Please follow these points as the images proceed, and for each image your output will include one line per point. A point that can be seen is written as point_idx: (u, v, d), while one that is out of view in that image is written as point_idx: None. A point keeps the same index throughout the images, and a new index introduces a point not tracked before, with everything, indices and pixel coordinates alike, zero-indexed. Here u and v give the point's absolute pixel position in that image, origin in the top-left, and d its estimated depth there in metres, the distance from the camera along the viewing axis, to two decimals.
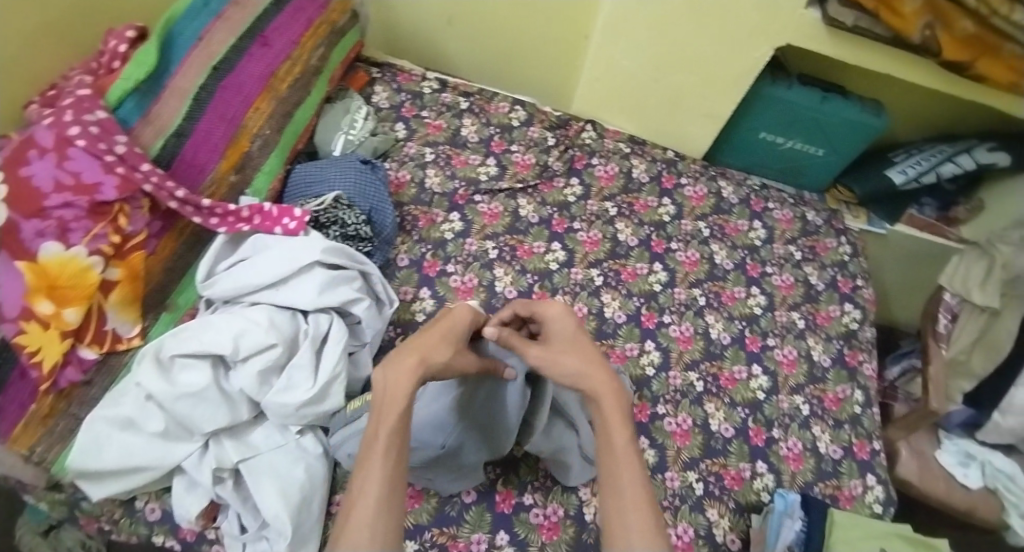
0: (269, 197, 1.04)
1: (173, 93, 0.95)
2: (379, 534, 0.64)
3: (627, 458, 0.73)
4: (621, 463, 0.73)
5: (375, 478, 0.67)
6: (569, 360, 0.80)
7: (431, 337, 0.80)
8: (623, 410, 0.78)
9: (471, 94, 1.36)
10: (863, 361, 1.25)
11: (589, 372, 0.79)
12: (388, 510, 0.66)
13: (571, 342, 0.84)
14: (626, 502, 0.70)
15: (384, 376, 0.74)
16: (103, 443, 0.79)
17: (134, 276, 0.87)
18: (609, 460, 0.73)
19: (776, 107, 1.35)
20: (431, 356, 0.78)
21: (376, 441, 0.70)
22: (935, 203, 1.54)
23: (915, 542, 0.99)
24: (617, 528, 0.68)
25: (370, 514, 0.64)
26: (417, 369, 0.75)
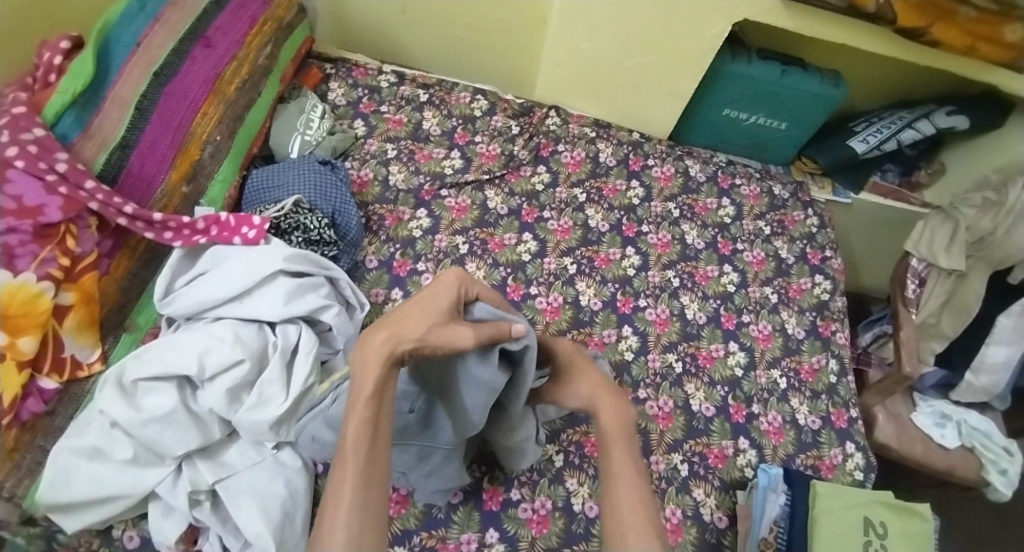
0: (226, 205, 1.01)
1: (114, 104, 0.90)
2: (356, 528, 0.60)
3: (627, 464, 0.77)
4: (619, 472, 0.76)
5: (348, 470, 0.63)
6: (579, 386, 0.86)
7: (409, 313, 0.71)
8: (625, 428, 0.82)
9: (430, 85, 1.32)
10: (836, 330, 1.26)
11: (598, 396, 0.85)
12: (365, 504, 0.62)
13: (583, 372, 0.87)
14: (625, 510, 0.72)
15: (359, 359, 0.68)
16: (71, 474, 0.75)
17: (88, 298, 0.83)
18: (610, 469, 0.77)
19: (738, 83, 1.35)
20: (407, 330, 0.70)
21: (348, 431, 0.65)
22: (897, 169, 1.56)
23: (896, 507, 1.01)
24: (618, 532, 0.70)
25: (346, 509, 0.61)
26: (385, 348, 0.68)
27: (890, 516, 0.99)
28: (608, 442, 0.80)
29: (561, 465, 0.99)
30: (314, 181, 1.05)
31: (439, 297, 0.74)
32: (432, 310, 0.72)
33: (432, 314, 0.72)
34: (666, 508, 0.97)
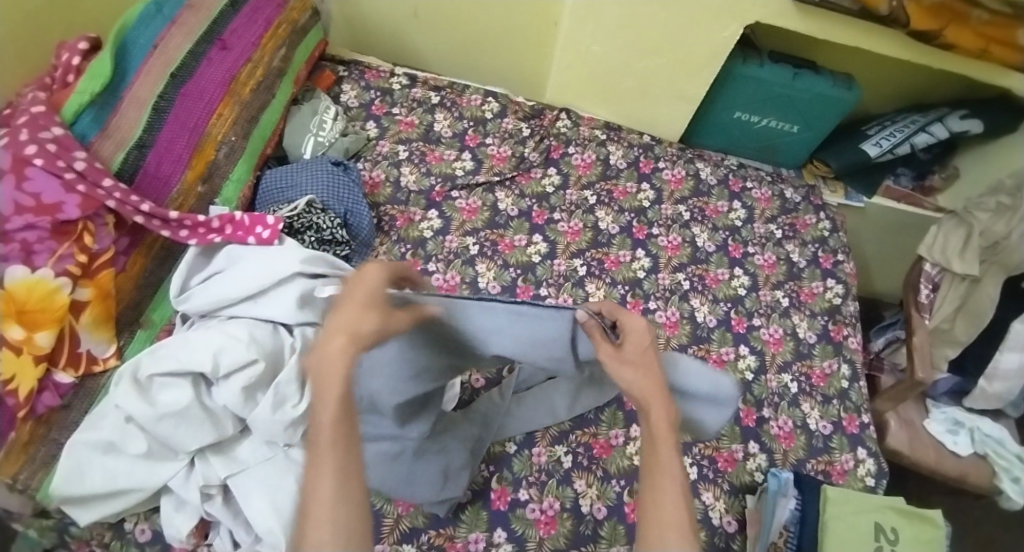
0: (240, 205, 1.02)
1: (131, 104, 0.92)
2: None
3: (674, 482, 0.61)
4: (665, 494, 0.60)
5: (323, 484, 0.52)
6: (626, 369, 0.69)
7: (353, 309, 0.64)
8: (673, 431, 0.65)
9: (442, 88, 1.33)
10: (848, 335, 1.25)
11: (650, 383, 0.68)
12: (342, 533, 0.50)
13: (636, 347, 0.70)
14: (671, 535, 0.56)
15: (317, 358, 0.59)
16: (86, 468, 0.76)
17: (105, 295, 0.84)
18: (653, 486, 0.61)
19: (750, 86, 1.35)
20: (364, 323, 0.62)
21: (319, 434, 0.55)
22: (910, 173, 1.56)
23: (908, 513, 1.00)
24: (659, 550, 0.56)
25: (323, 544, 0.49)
26: (348, 348, 0.59)
27: (902, 522, 0.98)
28: (654, 447, 0.64)
29: (569, 467, 0.99)
30: (326, 181, 1.06)
31: (376, 286, 0.66)
32: (375, 301, 0.65)
33: (378, 303, 0.65)
34: None
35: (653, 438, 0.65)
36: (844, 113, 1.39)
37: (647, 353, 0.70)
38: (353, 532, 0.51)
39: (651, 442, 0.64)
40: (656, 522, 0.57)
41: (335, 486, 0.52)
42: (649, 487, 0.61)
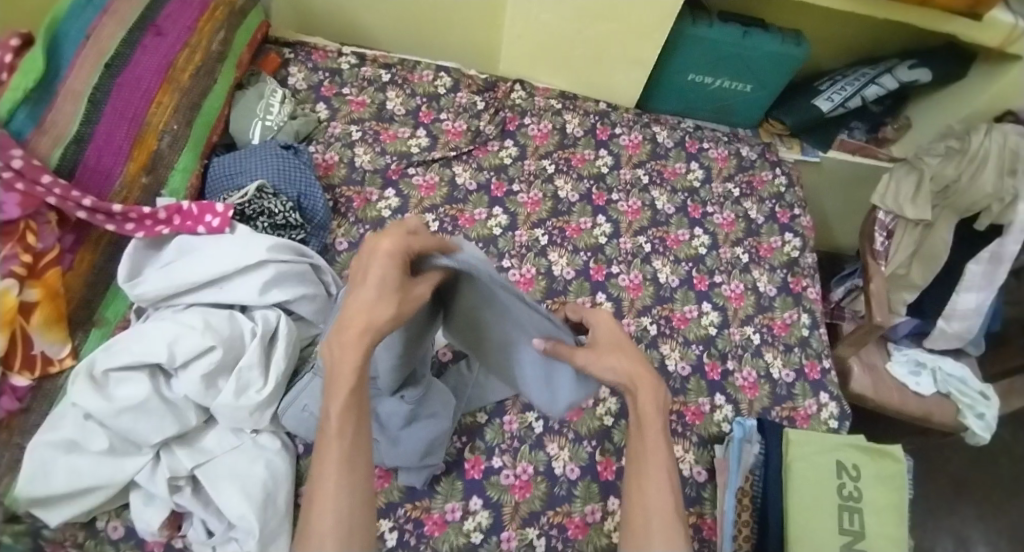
0: (189, 195, 1.00)
1: (67, 96, 0.89)
2: (344, 521, 0.64)
3: (658, 448, 0.77)
4: (649, 459, 0.77)
5: (330, 465, 0.65)
6: (613, 360, 0.78)
7: (367, 298, 0.64)
8: (660, 403, 0.79)
9: (392, 65, 1.32)
10: (807, 286, 1.28)
11: (633, 369, 0.79)
12: (350, 495, 0.65)
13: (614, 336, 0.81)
14: (650, 485, 0.75)
15: (329, 358, 0.66)
16: (49, 468, 0.75)
17: (54, 294, 0.83)
18: (641, 455, 0.77)
19: (701, 47, 1.35)
20: (378, 316, 0.64)
21: (331, 424, 0.66)
22: (863, 126, 1.58)
23: (869, 450, 1.03)
24: (637, 497, 0.75)
25: (331, 502, 0.64)
26: (362, 343, 0.64)
27: (864, 459, 1.02)
28: (642, 423, 0.78)
29: (541, 431, 1.01)
30: (277, 165, 1.05)
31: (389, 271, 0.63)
32: (384, 289, 0.64)
33: (393, 288, 0.64)
34: None
35: (639, 409, 0.79)
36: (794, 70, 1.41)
37: (619, 338, 0.81)
38: (358, 496, 0.66)
39: (639, 418, 0.79)
40: (637, 479, 0.76)
41: (342, 463, 0.66)
42: (636, 455, 0.78)
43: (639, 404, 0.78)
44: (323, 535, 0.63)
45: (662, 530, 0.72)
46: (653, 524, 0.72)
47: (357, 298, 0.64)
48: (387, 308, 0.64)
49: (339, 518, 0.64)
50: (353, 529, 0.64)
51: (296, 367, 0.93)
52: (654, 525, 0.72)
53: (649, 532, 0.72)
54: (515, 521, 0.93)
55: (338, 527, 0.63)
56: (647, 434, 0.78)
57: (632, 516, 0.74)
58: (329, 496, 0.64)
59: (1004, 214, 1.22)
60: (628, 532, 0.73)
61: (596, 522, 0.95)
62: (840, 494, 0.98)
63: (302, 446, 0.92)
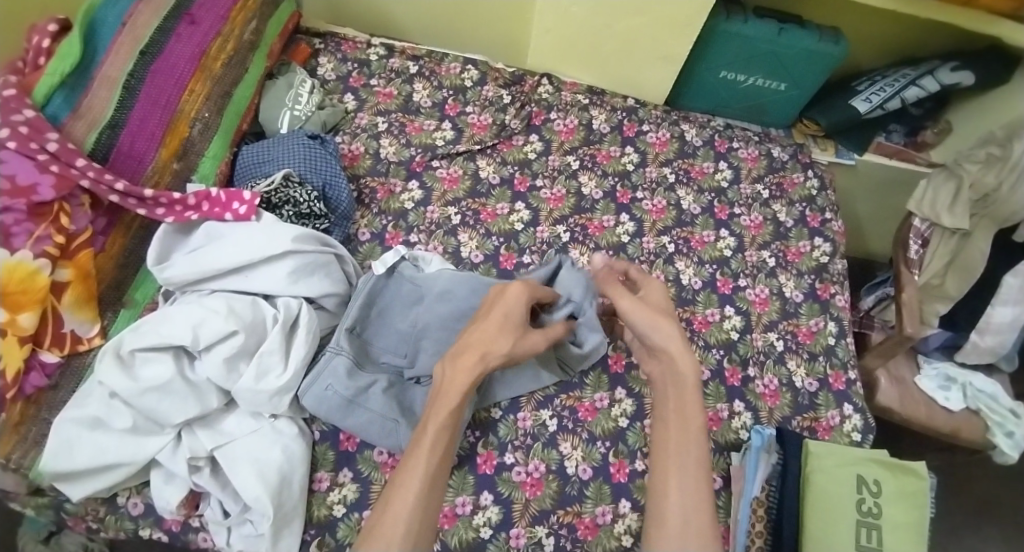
0: (218, 181, 1.02)
1: (102, 82, 0.92)
2: (413, 529, 0.70)
3: (694, 441, 0.80)
4: (684, 454, 0.79)
5: (418, 474, 0.74)
6: (664, 325, 0.88)
7: (489, 331, 0.83)
8: (694, 384, 0.85)
9: (420, 57, 1.32)
10: (836, 293, 1.25)
11: (677, 340, 0.87)
12: (427, 498, 0.73)
13: (659, 303, 0.93)
14: (688, 483, 0.76)
15: (445, 374, 0.82)
16: (76, 443, 0.78)
17: (84, 275, 0.85)
18: (676, 447, 0.80)
19: (734, 44, 1.32)
20: (492, 347, 0.82)
21: (426, 436, 0.77)
22: (902, 129, 1.52)
23: (892, 466, 1.01)
24: (672, 490, 0.76)
25: (408, 502, 0.71)
26: (475, 368, 0.81)
27: (886, 474, 1.00)
28: (684, 415, 0.83)
29: (554, 429, 1.01)
30: (303, 155, 1.06)
31: (516, 310, 0.86)
32: (505, 324, 0.84)
33: (512, 328, 0.84)
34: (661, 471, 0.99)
35: (682, 396, 0.84)
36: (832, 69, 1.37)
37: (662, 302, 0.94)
38: (432, 502, 0.73)
39: (682, 409, 0.83)
40: (674, 471, 0.78)
41: (427, 471, 0.74)
42: (662, 447, 0.81)
43: (681, 387, 0.84)
44: (397, 525, 0.69)
45: (698, 532, 0.72)
46: (689, 520, 0.73)
47: (478, 326, 0.84)
48: (502, 339, 0.83)
49: (410, 519, 0.70)
50: (420, 531, 0.71)
51: (317, 353, 0.94)
52: (686, 513, 0.74)
53: (683, 531, 0.73)
54: (525, 517, 0.93)
55: (407, 535, 0.69)
56: (690, 420, 0.82)
57: (660, 503, 0.76)
58: (409, 493, 0.72)
59: None
60: (658, 527, 0.74)
61: (607, 523, 0.95)
62: (858, 509, 0.96)
63: (318, 432, 0.93)
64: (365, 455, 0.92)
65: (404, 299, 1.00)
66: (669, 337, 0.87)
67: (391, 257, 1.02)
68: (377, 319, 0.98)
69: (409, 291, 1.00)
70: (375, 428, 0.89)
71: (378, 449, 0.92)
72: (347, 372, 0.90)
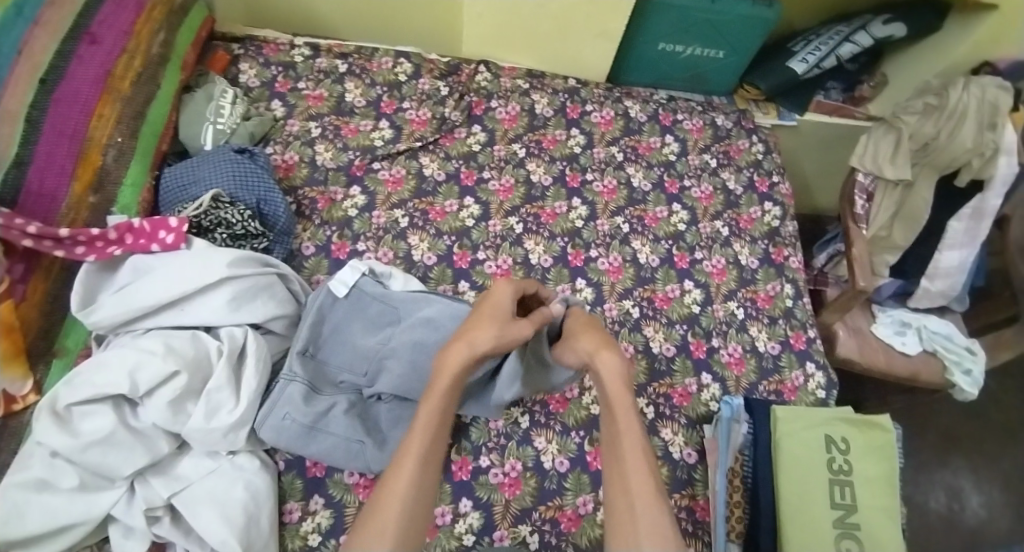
0: (141, 210, 0.95)
1: (2, 117, 0.82)
2: (402, 519, 0.66)
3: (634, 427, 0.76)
4: (623, 437, 0.75)
5: (412, 453, 0.71)
6: (580, 339, 0.86)
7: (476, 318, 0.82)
8: (622, 378, 0.80)
9: (348, 54, 1.26)
10: (789, 255, 1.26)
11: (601, 340, 0.84)
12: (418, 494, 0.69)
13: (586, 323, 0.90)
14: (629, 465, 0.73)
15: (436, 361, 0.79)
16: (20, 510, 0.71)
17: (8, 328, 0.78)
18: (614, 437, 0.76)
19: (668, 14, 1.30)
20: (478, 340, 0.79)
21: (420, 418, 0.74)
22: (840, 85, 1.54)
23: (858, 423, 1.03)
24: (618, 480, 0.73)
25: (399, 493, 0.68)
26: (465, 353, 0.78)
27: (853, 431, 1.02)
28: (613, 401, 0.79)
29: (527, 426, 0.99)
30: (232, 172, 1.00)
31: (504, 302, 0.84)
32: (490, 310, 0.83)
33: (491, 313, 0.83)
34: None
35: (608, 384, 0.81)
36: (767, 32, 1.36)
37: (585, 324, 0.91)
38: (426, 496, 0.69)
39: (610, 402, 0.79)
40: (618, 472, 0.73)
41: (422, 457, 0.71)
42: (611, 439, 0.77)
43: (608, 380, 0.80)
44: (387, 520, 0.65)
45: (645, 514, 0.69)
46: (637, 511, 0.69)
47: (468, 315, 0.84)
48: (489, 328, 0.80)
49: (402, 507, 0.66)
50: (409, 526, 0.66)
51: (270, 380, 0.90)
52: (635, 500, 0.70)
53: (632, 518, 0.69)
54: (507, 519, 0.92)
55: (397, 520, 0.66)
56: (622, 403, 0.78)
57: (615, 504, 0.72)
58: (401, 485, 0.68)
59: (985, 168, 1.20)
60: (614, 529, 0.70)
61: (589, 513, 0.94)
62: (830, 469, 0.98)
63: (283, 462, 0.89)
64: (335, 478, 0.89)
65: (373, 319, 0.96)
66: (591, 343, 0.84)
67: (351, 275, 0.98)
68: (331, 337, 0.95)
69: (381, 309, 0.97)
70: (341, 453, 0.86)
71: (348, 471, 0.89)
72: (304, 398, 0.87)
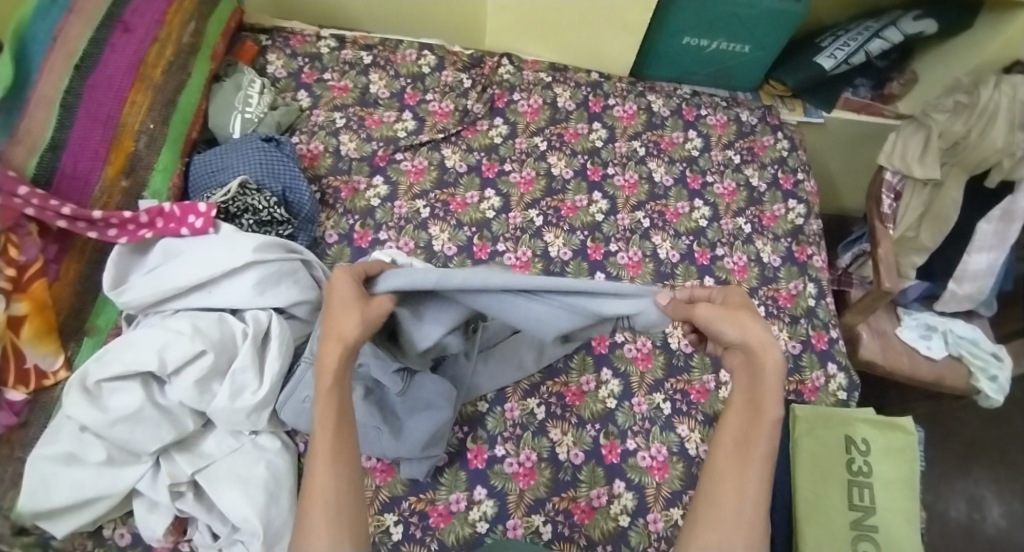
0: (171, 195, 0.98)
1: (39, 102, 0.85)
2: (338, 515, 0.59)
3: (762, 439, 0.64)
4: (747, 441, 0.65)
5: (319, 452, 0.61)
6: (745, 317, 0.66)
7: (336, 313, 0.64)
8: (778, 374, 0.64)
9: (373, 46, 1.28)
10: (812, 254, 1.25)
11: (762, 335, 0.65)
12: (344, 485, 0.61)
13: (737, 302, 0.70)
14: (751, 474, 0.63)
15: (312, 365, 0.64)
16: (50, 481, 0.74)
17: (41, 306, 0.81)
18: (743, 438, 0.65)
19: (694, 8, 1.29)
20: (347, 332, 0.63)
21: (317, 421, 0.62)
22: (869, 82, 1.51)
23: (879, 423, 1.02)
24: (731, 475, 0.63)
25: (323, 489, 0.60)
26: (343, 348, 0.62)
27: (873, 432, 1.01)
28: (759, 403, 0.65)
29: (543, 417, 1.00)
30: (259, 160, 1.02)
31: (348, 290, 0.65)
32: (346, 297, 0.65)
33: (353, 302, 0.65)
34: (651, 447, 1.00)
35: (758, 383, 0.65)
36: (793, 27, 1.35)
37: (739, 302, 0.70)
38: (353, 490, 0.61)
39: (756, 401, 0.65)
40: (733, 466, 0.64)
41: (332, 451, 0.61)
42: (733, 439, 0.66)
43: (762, 379, 0.65)
44: (319, 519, 0.59)
45: (750, 522, 0.61)
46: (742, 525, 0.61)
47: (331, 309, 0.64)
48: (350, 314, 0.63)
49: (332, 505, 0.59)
50: (352, 512, 0.60)
51: (292, 364, 0.92)
52: (745, 516, 0.61)
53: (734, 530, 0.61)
54: (521, 508, 0.92)
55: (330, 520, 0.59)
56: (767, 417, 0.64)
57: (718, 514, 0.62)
58: (321, 483, 0.60)
59: (1016, 168, 1.18)
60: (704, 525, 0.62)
61: (603, 506, 0.94)
62: (849, 470, 0.97)
63: (302, 444, 0.90)
64: None
65: None
66: (751, 332, 0.65)
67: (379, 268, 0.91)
68: None
69: None
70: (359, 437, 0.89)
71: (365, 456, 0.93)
72: None
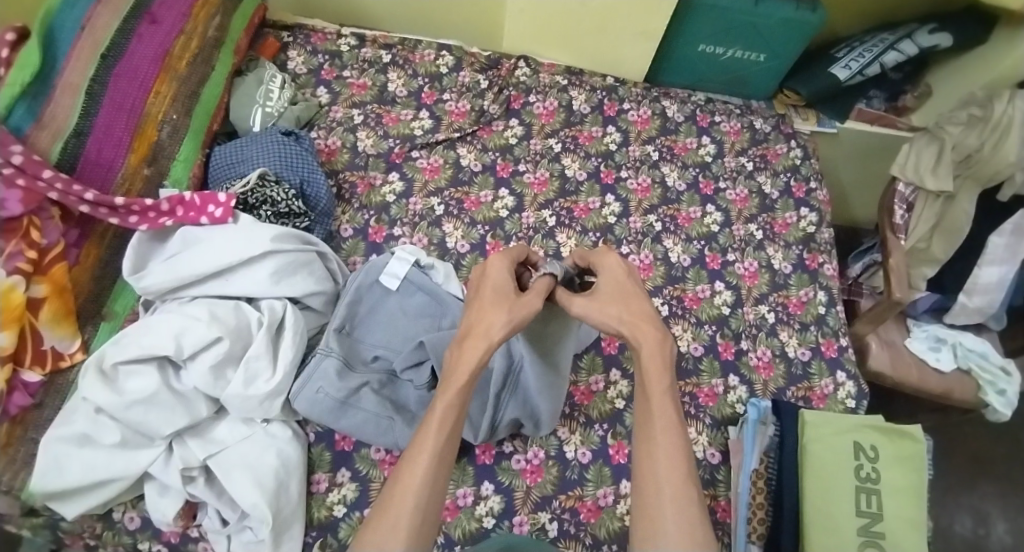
0: (191, 185, 0.99)
1: (65, 90, 0.88)
2: (421, 510, 0.66)
3: (663, 411, 0.75)
4: (657, 420, 0.75)
5: (426, 448, 0.69)
6: (612, 310, 0.83)
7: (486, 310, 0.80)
8: (664, 358, 0.80)
9: (392, 45, 1.29)
10: (824, 262, 1.25)
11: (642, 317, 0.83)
12: (433, 484, 0.68)
13: (618, 287, 0.87)
14: (659, 447, 0.72)
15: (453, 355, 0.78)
16: (65, 461, 0.76)
17: (61, 289, 0.83)
18: (646, 421, 0.75)
19: (711, 16, 1.31)
20: (492, 326, 0.78)
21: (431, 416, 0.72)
22: (882, 94, 1.53)
23: (887, 431, 1.01)
24: (646, 458, 0.72)
25: (417, 482, 0.67)
26: (482, 345, 0.77)
27: (883, 439, 1.00)
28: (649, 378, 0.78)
29: None
30: (278, 153, 1.03)
31: (500, 276, 0.84)
32: (498, 297, 0.82)
33: (500, 298, 0.81)
34: None
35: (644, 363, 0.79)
36: (810, 37, 1.36)
37: (623, 285, 0.87)
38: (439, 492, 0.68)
39: (645, 376, 0.79)
40: (645, 443, 0.74)
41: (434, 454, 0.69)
42: (641, 418, 0.76)
43: (644, 358, 0.80)
44: (404, 509, 0.65)
45: (673, 499, 0.69)
46: (664, 492, 0.69)
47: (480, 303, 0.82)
48: (500, 314, 0.79)
49: (420, 497, 0.66)
50: (429, 512, 0.66)
51: (306, 354, 0.93)
52: (665, 485, 0.70)
53: (661, 504, 0.68)
54: (527, 505, 0.92)
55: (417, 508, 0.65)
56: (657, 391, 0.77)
57: (642, 491, 0.70)
58: (414, 479, 0.67)
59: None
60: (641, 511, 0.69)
61: (609, 505, 0.94)
62: (857, 476, 0.97)
63: (312, 434, 0.91)
64: (362, 453, 0.91)
65: (418, 309, 0.98)
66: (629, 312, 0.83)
67: (400, 267, 0.99)
68: (367, 317, 0.97)
69: (428, 302, 0.98)
70: (370, 428, 0.88)
71: (375, 447, 0.91)
72: (338, 373, 0.89)
